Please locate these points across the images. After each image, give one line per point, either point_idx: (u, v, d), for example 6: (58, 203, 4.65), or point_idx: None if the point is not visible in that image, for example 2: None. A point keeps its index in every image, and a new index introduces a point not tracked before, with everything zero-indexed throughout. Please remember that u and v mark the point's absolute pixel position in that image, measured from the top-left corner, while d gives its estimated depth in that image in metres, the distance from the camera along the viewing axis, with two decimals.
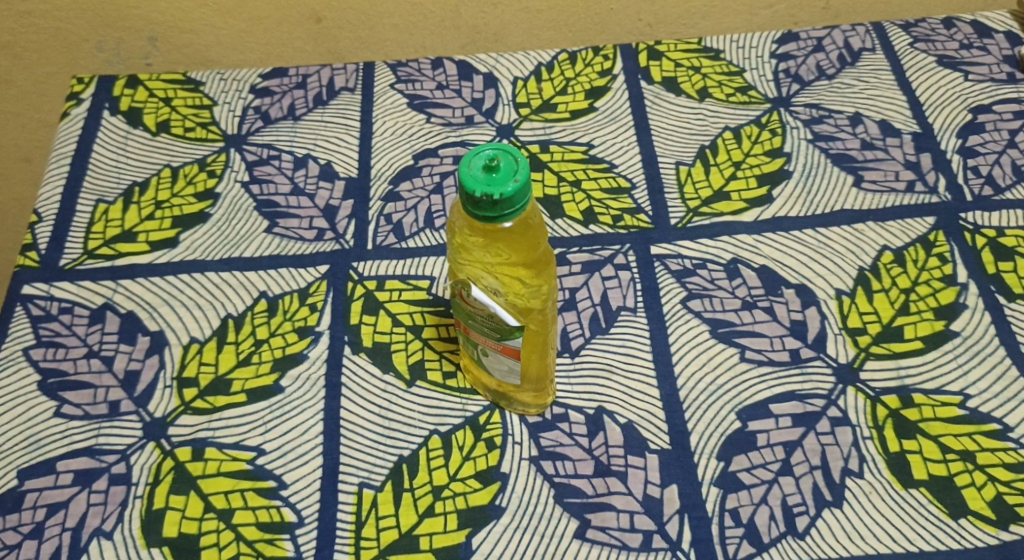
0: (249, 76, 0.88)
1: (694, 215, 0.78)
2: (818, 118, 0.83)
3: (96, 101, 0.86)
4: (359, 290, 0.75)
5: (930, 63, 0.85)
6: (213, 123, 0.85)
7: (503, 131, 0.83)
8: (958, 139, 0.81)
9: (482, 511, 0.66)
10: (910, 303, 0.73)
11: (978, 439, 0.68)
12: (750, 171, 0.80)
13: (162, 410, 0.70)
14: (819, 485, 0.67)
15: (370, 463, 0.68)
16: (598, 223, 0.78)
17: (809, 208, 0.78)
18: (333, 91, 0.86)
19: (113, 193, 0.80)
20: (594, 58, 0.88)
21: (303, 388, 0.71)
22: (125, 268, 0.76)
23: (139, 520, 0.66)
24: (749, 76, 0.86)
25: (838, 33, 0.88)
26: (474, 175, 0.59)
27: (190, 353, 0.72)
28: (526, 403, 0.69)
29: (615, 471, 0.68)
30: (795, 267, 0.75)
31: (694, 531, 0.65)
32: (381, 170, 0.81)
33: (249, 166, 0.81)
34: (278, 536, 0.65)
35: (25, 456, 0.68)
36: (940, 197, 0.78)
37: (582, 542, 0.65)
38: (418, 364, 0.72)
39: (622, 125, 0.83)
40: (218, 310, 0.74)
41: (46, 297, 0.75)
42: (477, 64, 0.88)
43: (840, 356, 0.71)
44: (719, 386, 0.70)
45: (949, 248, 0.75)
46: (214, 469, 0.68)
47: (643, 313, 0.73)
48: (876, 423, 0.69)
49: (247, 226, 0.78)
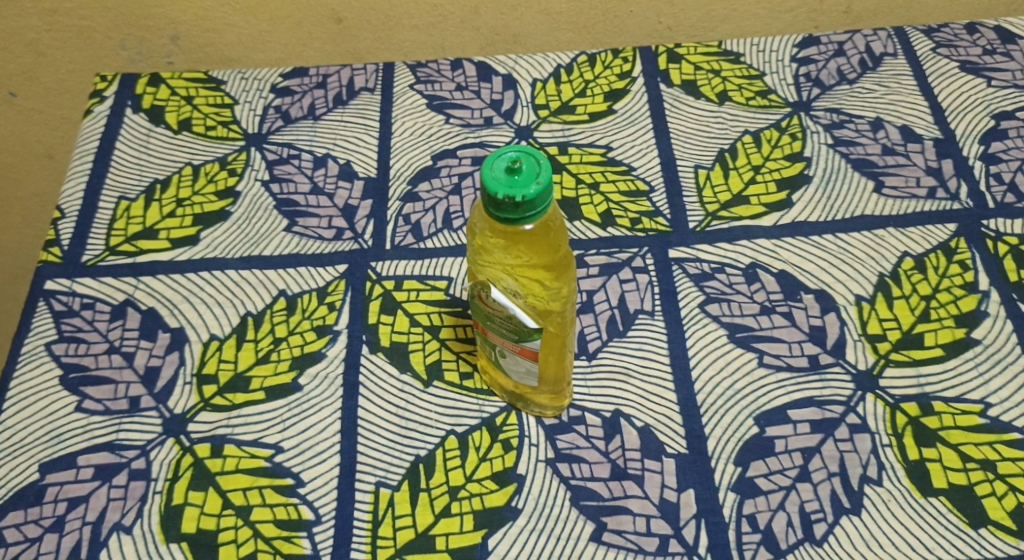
0: (270, 75, 0.89)
1: (713, 219, 0.78)
2: (838, 122, 0.83)
3: (118, 98, 0.88)
4: (377, 289, 0.75)
5: (952, 69, 0.85)
6: (234, 122, 0.86)
7: (522, 133, 0.84)
8: (981, 145, 0.80)
9: (499, 512, 0.66)
10: (931, 310, 0.72)
11: (999, 448, 0.67)
12: (770, 174, 0.80)
13: (181, 406, 0.70)
14: (837, 492, 0.66)
15: (387, 462, 0.68)
16: (616, 225, 0.78)
17: (829, 213, 0.77)
18: (353, 91, 0.87)
19: (134, 190, 0.81)
20: (614, 60, 0.88)
21: (321, 386, 0.71)
22: (146, 264, 0.77)
23: (157, 514, 0.67)
24: (770, 80, 0.86)
25: (859, 38, 0.88)
26: (498, 177, 0.59)
27: (209, 351, 0.73)
28: (543, 405, 0.69)
29: (631, 475, 0.67)
30: (815, 273, 0.75)
31: (711, 536, 0.65)
32: (400, 170, 0.81)
33: (270, 165, 0.82)
34: (295, 533, 0.66)
35: (46, 450, 0.69)
36: (961, 204, 0.77)
37: (598, 544, 0.65)
38: (435, 364, 0.72)
39: (641, 128, 0.83)
40: (238, 308, 0.74)
41: (68, 293, 0.76)
42: (496, 66, 0.89)
43: (859, 363, 0.71)
44: (737, 391, 0.70)
45: (971, 255, 0.75)
46: (232, 466, 0.68)
47: (660, 316, 0.73)
48: (895, 431, 0.68)
49: (267, 225, 0.79)
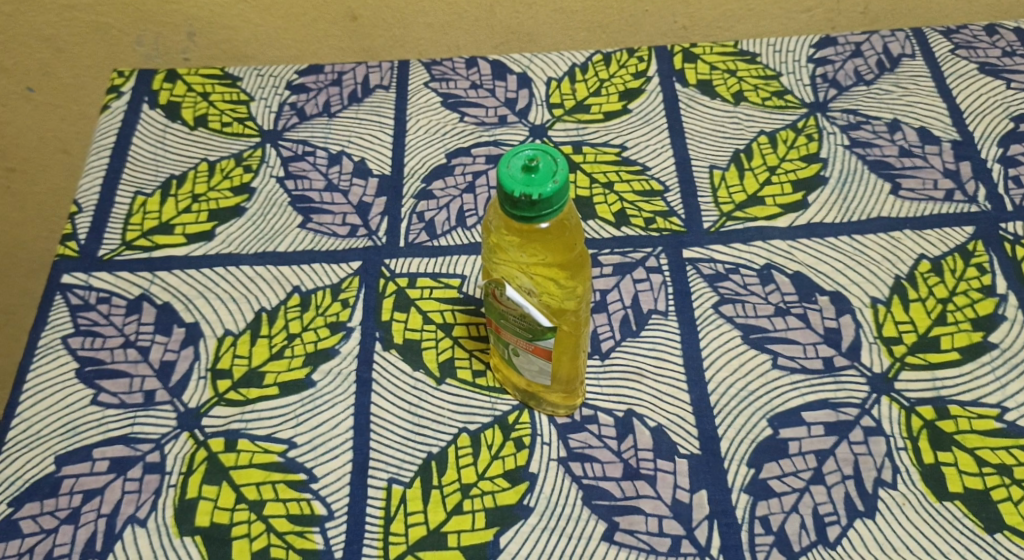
0: (286, 72, 0.89)
1: (727, 220, 0.77)
2: (854, 124, 0.82)
3: (135, 94, 0.88)
4: (390, 287, 0.75)
5: (972, 70, 0.84)
6: (250, 118, 0.86)
7: (537, 132, 0.84)
8: (999, 148, 0.80)
9: (510, 510, 0.67)
10: (947, 313, 0.72)
11: (1016, 453, 0.67)
12: (785, 175, 0.79)
13: (196, 401, 0.71)
14: (851, 495, 0.66)
15: (399, 460, 0.68)
16: (630, 225, 0.77)
17: (845, 215, 0.77)
18: (368, 89, 0.87)
19: (150, 185, 0.82)
20: (629, 59, 0.88)
21: (334, 382, 0.71)
22: (162, 259, 0.78)
23: (172, 508, 0.67)
24: (786, 80, 0.86)
25: (877, 39, 0.88)
26: (514, 175, 0.59)
27: (223, 346, 0.73)
28: (555, 404, 0.69)
29: (643, 475, 0.67)
30: (831, 274, 0.74)
31: (724, 537, 0.65)
32: (414, 168, 0.82)
33: (284, 162, 0.83)
34: (308, 528, 0.66)
35: (62, 442, 0.70)
36: (979, 207, 0.77)
37: (609, 544, 0.65)
38: (448, 362, 0.72)
39: (656, 128, 0.83)
40: (253, 303, 0.75)
41: (84, 287, 0.76)
42: (512, 65, 0.89)
43: (874, 366, 0.70)
44: (750, 392, 0.70)
45: (988, 258, 0.74)
46: (246, 460, 0.69)
47: (673, 317, 0.73)
48: (910, 434, 0.68)
49: (281, 221, 0.79)
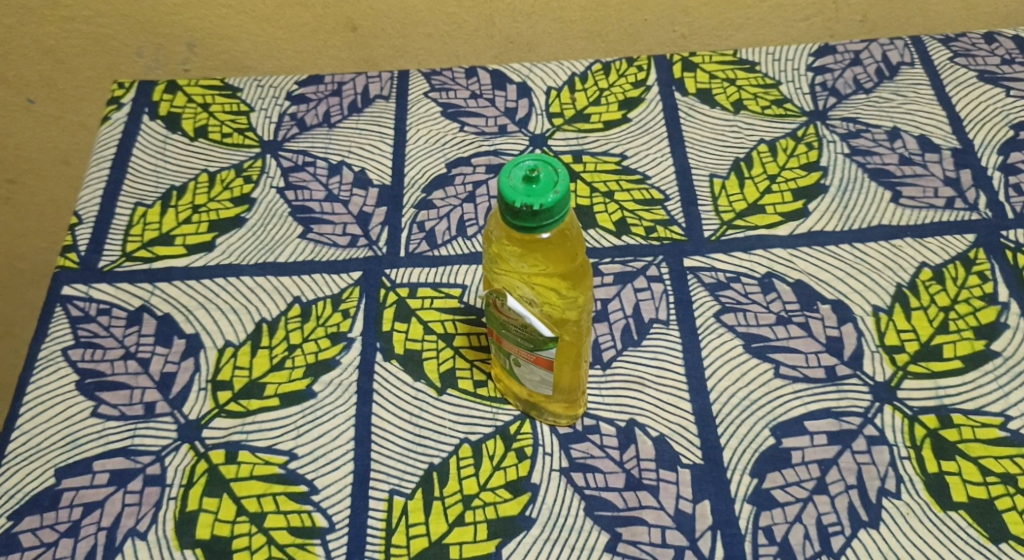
0: (286, 83, 0.89)
1: (728, 228, 0.77)
2: (854, 132, 0.82)
3: (135, 105, 0.89)
4: (391, 297, 0.75)
5: (971, 78, 0.84)
6: (250, 129, 0.86)
7: (537, 141, 0.84)
8: (999, 155, 0.80)
9: (513, 521, 0.66)
10: (949, 321, 0.72)
11: (1020, 462, 0.67)
12: (785, 183, 0.79)
13: (196, 412, 0.71)
14: (855, 504, 0.66)
15: (400, 470, 0.68)
16: (630, 234, 0.77)
17: (845, 222, 0.77)
18: (368, 99, 0.87)
19: (150, 196, 0.82)
20: (629, 69, 0.88)
21: (335, 394, 0.71)
22: (162, 270, 0.78)
23: (172, 521, 0.67)
24: (785, 89, 0.86)
25: (876, 46, 0.88)
26: (515, 186, 0.59)
27: (224, 357, 0.73)
28: (557, 413, 0.69)
29: (646, 485, 0.67)
30: (831, 283, 0.74)
31: (727, 548, 0.65)
32: (414, 178, 0.82)
33: (285, 172, 0.83)
34: (309, 540, 0.66)
35: (62, 455, 0.69)
36: (980, 215, 0.77)
37: (612, 555, 0.65)
38: (449, 372, 0.72)
39: (656, 136, 0.83)
40: (253, 314, 0.75)
41: (84, 299, 0.76)
42: (511, 74, 0.89)
43: (876, 374, 0.70)
44: (753, 401, 0.70)
45: (990, 266, 0.74)
46: (246, 472, 0.68)
47: (675, 326, 0.73)
48: (913, 443, 0.67)
49: (282, 232, 0.79)
